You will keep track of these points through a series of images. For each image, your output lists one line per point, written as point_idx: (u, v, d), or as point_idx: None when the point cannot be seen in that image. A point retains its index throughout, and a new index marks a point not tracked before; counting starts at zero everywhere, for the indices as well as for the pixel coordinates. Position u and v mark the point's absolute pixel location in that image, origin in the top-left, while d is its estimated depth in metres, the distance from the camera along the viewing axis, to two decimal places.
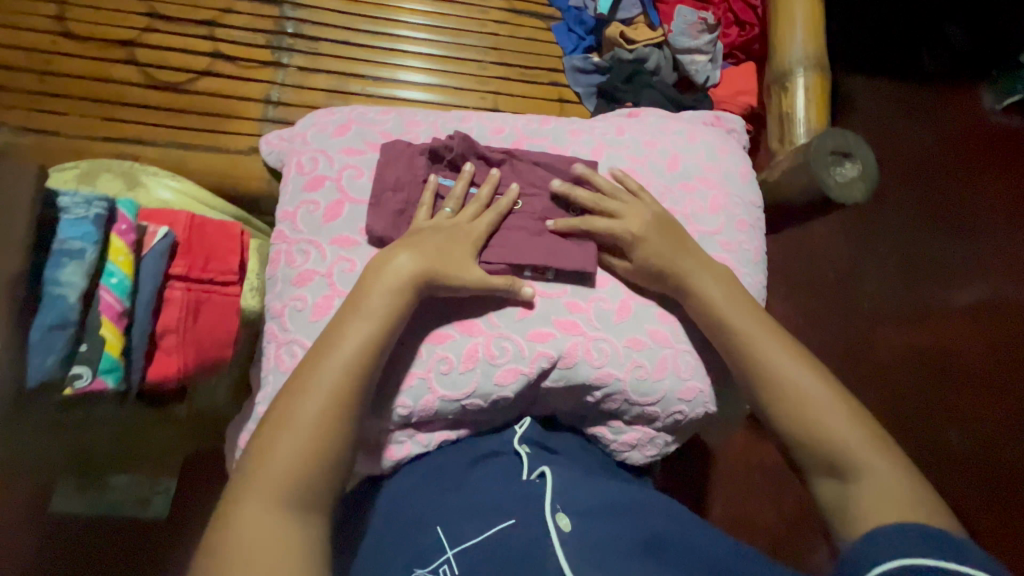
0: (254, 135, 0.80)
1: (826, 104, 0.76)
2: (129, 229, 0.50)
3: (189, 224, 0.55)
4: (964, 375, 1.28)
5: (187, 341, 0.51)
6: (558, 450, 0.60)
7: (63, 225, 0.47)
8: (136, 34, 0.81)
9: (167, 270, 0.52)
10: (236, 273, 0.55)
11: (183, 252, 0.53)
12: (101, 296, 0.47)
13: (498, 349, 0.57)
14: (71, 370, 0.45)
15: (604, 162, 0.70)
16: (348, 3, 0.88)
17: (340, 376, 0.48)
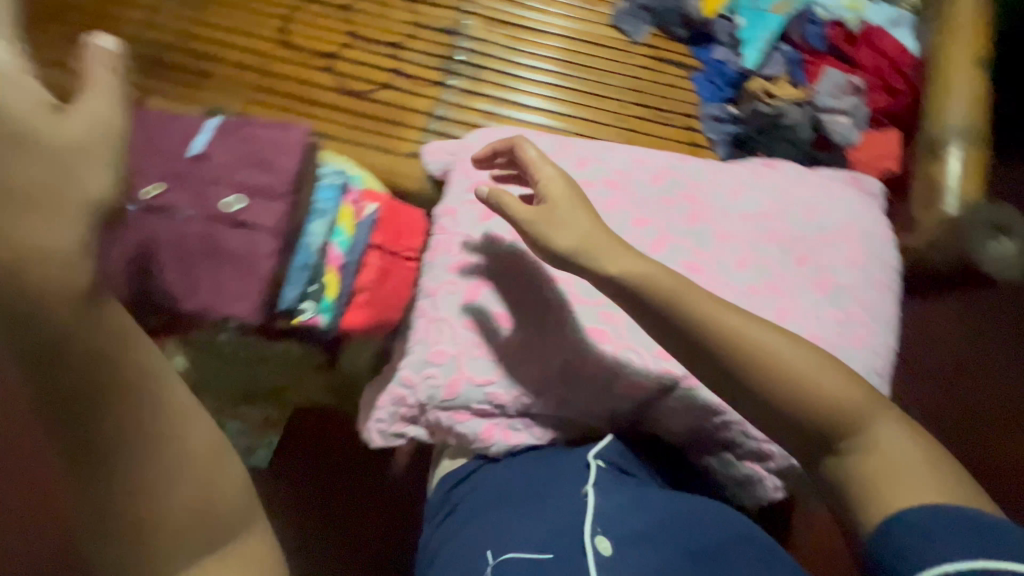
0: (417, 142, 0.92)
1: (984, 178, 0.73)
2: (356, 200, 0.67)
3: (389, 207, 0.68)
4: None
5: (374, 302, 0.66)
6: (635, 472, 0.60)
7: (319, 190, 0.65)
8: (338, 50, 0.96)
9: (368, 240, 0.66)
10: (415, 251, 0.68)
11: (382, 229, 0.67)
12: (330, 250, 0.64)
13: (623, 360, 0.60)
14: (301, 305, 0.62)
15: (742, 201, 0.73)
16: (512, 39, 0.99)
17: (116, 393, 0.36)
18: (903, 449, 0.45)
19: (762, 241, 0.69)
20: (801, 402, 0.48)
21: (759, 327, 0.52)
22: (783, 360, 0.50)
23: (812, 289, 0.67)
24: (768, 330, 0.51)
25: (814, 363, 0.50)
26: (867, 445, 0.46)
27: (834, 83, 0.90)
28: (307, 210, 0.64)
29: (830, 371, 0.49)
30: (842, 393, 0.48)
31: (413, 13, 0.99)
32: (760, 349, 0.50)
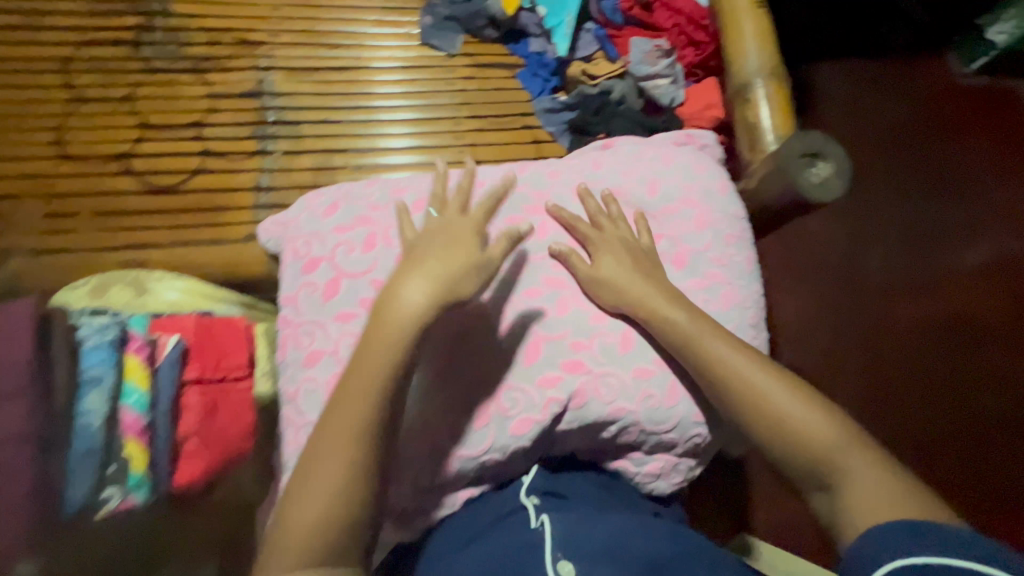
0: (251, 222, 0.84)
1: (790, 109, 0.77)
2: (142, 346, 0.58)
3: (197, 328, 0.62)
4: (970, 344, 1.31)
5: (211, 442, 0.59)
6: (566, 493, 0.62)
7: (85, 353, 0.55)
8: (131, 146, 0.85)
9: (179, 377, 0.59)
10: (244, 368, 0.62)
11: (193, 358, 0.60)
12: (122, 415, 0.55)
13: (509, 400, 0.61)
14: (103, 491, 0.54)
15: (584, 197, 0.74)
16: (323, 84, 0.93)
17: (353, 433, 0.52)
18: (852, 448, 0.54)
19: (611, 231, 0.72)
20: (795, 443, 0.56)
21: (765, 379, 0.58)
22: (782, 410, 0.57)
23: (669, 265, 0.71)
24: (765, 372, 0.59)
25: (807, 405, 0.57)
26: (826, 442, 0.55)
27: (643, 51, 0.92)
28: (71, 383, 0.54)
29: (784, 383, 0.58)
30: (837, 441, 0.54)
31: (205, 85, 0.90)
32: (760, 393, 0.58)
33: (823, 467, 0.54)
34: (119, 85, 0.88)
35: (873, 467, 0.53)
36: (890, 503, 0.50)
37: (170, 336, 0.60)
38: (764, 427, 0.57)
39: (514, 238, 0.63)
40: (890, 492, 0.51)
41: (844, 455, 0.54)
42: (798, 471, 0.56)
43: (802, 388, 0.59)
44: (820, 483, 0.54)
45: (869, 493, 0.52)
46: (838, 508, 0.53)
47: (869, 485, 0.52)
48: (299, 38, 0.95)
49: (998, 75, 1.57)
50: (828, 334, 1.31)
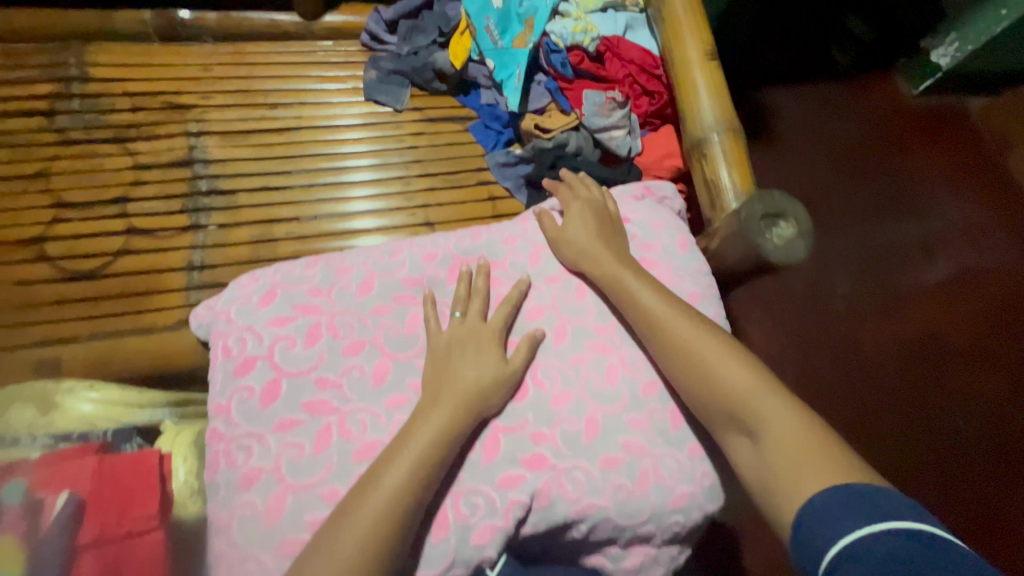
0: (183, 306, 0.77)
1: (749, 163, 0.75)
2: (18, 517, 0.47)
3: (97, 474, 0.53)
4: (941, 362, 1.31)
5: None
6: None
7: None
8: (45, 229, 0.78)
9: (72, 542, 0.49)
10: (156, 512, 0.53)
11: (92, 511, 0.51)
12: None
13: (469, 506, 0.54)
14: None
15: (543, 264, 0.70)
16: (260, 148, 0.87)
17: (386, 504, 0.50)
18: (750, 386, 0.56)
19: (574, 300, 0.67)
20: (716, 392, 0.57)
21: (686, 332, 0.60)
22: (699, 359, 0.58)
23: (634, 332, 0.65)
24: (681, 319, 0.61)
25: (724, 357, 0.58)
26: (727, 376, 0.57)
27: (596, 105, 0.88)
28: None
29: (688, 324, 0.61)
30: (752, 390, 0.55)
31: (130, 155, 0.83)
32: (678, 340, 0.60)
33: (740, 412, 0.55)
34: (31, 160, 0.81)
35: (788, 415, 0.53)
36: (805, 467, 0.49)
37: (61, 492, 0.51)
38: (685, 379, 0.59)
39: (535, 342, 0.62)
40: (807, 445, 0.51)
41: (759, 401, 0.55)
42: (718, 419, 0.57)
43: (718, 336, 0.60)
44: (741, 433, 0.55)
45: (782, 441, 0.52)
46: (756, 464, 0.53)
47: (781, 433, 0.52)
48: (234, 99, 0.89)
49: (944, 96, 1.62)
50: (803, 365, 1.28)
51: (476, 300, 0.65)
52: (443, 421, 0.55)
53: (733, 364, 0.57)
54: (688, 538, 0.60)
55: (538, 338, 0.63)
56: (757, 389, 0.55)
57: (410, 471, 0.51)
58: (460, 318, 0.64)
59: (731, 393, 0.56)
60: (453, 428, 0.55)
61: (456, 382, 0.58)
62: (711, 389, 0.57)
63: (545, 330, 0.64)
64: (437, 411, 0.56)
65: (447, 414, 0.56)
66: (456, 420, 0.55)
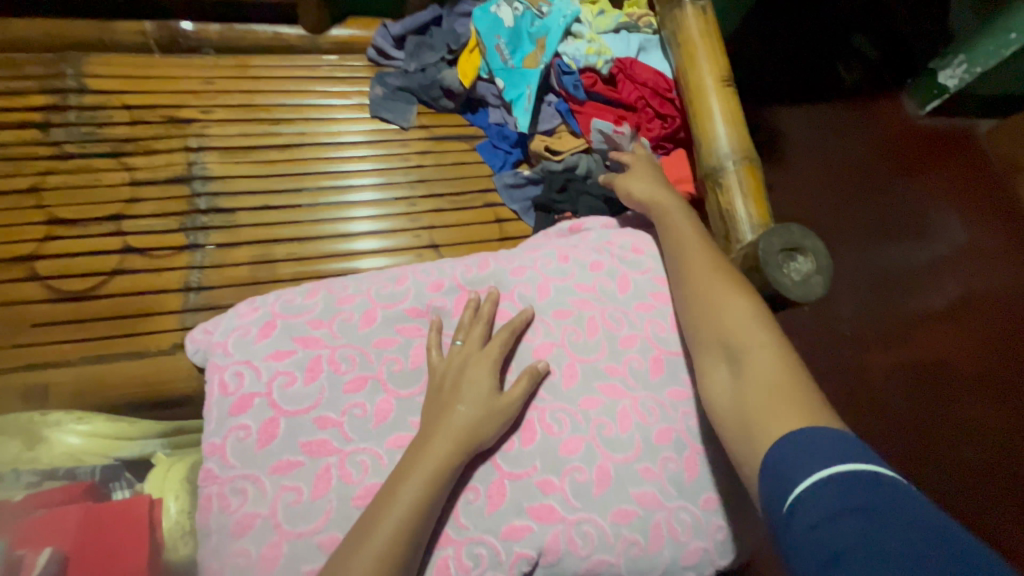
0: (178, 330, 0.74)
1: (764, 194, 0.73)
2: None
3: (82, 526, 0.50)
4: (949, 387, 1.29)
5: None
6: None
7: None
8: (36, 247, 0.75)
9: None
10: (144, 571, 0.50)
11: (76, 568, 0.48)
12: None
13: (472, 558, 0.52)
14: None
15: (553, 298, 0.67)
16: (261, 164, 0.85)
17: (389, 543, 0.47)
18: (748, 315, 0.56)
19: (585, 337, 0.64)
20: (712, 321, 0.58)
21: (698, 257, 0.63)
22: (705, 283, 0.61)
23: (646, 371, 0.63)
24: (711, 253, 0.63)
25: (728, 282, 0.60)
26: (731, 303, 0.58)
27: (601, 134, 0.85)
28: None
29: (707, 264, 0.62)
30: (750, 321, 0.55)
31: (127, 171, 0.81)
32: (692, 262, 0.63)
33: (732, 344, 0.55)
34: (24, 174, 0.78)
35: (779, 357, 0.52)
36: (779, 405, 0.48)
37: (44, 548, 0.47)
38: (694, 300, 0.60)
39: (536, 376, 0.60)
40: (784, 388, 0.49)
41: (752, 337, 0.54)
42: (708, 346, 0.58)
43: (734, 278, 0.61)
44: (727, 363, 0.55)
45: (766, 376, 0.51)
46: (731, 392, 0.53)
47: (767, 366, 0.51)
48: (236, 113, 0.87)
49: (951, 117, 1.61)
50: None
51: (478, 326, 0.63)
52: (438, 450, 0.53)
53: (732, 295, 0.58)
54: None
55: (539, 373, 0.60)
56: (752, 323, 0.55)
57: (410, 510, 0.49)
58: (460, 345, 0.61)
59: (723, 322, 0.57)
60: (452, 464, 0.53)
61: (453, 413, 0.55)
62: (707, 314, 0.59)
63: (555, 371, 0.62)
64: (431, 443, 0.53)
65: (447, 444, 0.53)
66: (455, 454, 0.53)
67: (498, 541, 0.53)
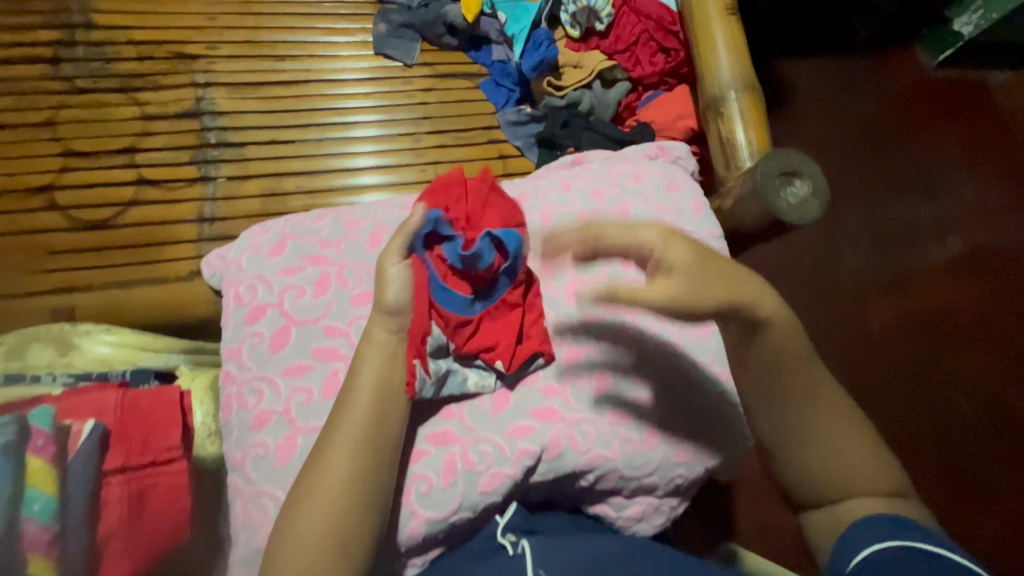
0: (194, 258, 0.77)
1: (765, 122, 0.74)
2: (46, 442, 0.46)
3: (120, 405, 0.53)
4: (943, 339, 1.31)
5: (134, 544, 0.50)
6: (541, 530, 0.55)
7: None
8: (55, 178, 0.77)
9: (100, 469, 0.49)
10: (180, 447, 0.54)
11: (118, 440, 0.51)
12: (23, 530, 0.42)
13: (477, 453, 0.54)
14: None
15: (554, 223, 0.69)
16: (269, 100, 0.86)
17: (352, 458, 0.47)
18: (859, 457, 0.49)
19: None
20: (828, 463, 0.49)
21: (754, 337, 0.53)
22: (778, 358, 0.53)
23: None
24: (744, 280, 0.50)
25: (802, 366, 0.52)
26: (840, 443, 0.49)
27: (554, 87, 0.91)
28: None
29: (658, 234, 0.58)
30: (837, 418, 0.50)
31: (137, 105, 0.82)
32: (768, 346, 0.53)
33: (844, 479, 0.48)
34: (39, 108, 0.80)
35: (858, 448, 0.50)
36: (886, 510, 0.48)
37: (86, 420, 0.50)
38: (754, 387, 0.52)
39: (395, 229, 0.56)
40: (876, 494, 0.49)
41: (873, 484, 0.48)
42: (817, 485, 0.49)
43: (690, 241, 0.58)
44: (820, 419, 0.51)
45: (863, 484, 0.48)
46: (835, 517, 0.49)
47: (867, 480, 0.48)
48: (241, 50, 0.88)
49: (965, 68, 1.58)
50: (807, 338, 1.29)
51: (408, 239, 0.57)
52: (371, 367, 0.51)
53: (841, 425, 0.50)
54: (691, 494, 0.61)
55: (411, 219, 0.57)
56: (860, 445, 0.49)
57: (353, 445, 0.47)
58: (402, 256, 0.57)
59: (836, 458, 0.49)
60: (395, 376, 0.51)
61: (377, 336, 0.54)
62: (818, 449, 0.49)
63: (556, 290, 0.63)
64: (364, 358, 0.52)
65: (385, 361, 0.52)
66: (387, 370, 0.52)
67: (501, 439, 0.55)
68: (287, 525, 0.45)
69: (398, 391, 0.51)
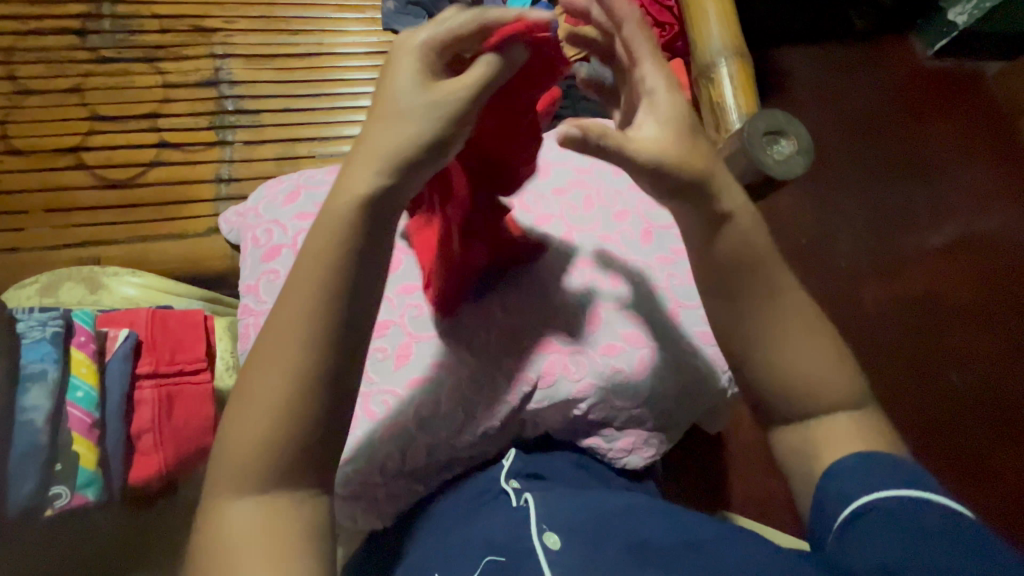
0: (211, 216, 0.81)
1: (753, 89, 0.78)
2: (88, 339, 0.59)
3: (150, 321, 0.64)
4: (937, 320, 1.34)
5: (165, 438, 0.61)
6: (547, 474, 0.60)
7: (25, 351, 0.56)
8: (81, 140, 0.82)
9: (133, 371, 0.61)
10: (202, 359, 0.64)
11: (148, 350, 0.62)
12: (70, 411, 0.56)
13: (477, 380, 0.58)
14: (51, 491, 0.54)
15: (552, 177, 0.73)
16: (284, 71, 0.91)
17: (286, 362, 0.39)
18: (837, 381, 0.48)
19: (581, 210, 0.69)
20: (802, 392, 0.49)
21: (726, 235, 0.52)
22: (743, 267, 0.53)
23: (637, 241, 0.68)
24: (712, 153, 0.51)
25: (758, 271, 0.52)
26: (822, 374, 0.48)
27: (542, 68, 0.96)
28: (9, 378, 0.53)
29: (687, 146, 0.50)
30: (808, 331, 0.49)
31: (159, 74, 0.87)
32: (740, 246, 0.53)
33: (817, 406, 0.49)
34: (67, 75, 0.85)
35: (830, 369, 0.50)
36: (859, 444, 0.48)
37: (121, 330, 0.62)
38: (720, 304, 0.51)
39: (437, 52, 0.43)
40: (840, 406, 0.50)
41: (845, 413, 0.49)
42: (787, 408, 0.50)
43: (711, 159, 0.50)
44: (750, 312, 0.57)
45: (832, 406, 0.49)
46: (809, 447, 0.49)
47: (837, 396, 0.49)
48: (257, 25, 0.92)
49: (960, 59, 1.61)
50: None
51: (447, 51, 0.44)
52: (308, 262, 0.40)
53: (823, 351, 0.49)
54: (675, 430, 0.65)
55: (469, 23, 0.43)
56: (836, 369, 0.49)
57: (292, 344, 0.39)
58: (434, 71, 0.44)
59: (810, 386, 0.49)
60: (347, 276, 0.40)
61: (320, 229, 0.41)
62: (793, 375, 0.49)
63: (554, 236, 0.67)
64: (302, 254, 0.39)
65: (338, 255, 0.40)
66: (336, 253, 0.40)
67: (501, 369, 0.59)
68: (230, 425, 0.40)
69: (353, 296, 0.40)
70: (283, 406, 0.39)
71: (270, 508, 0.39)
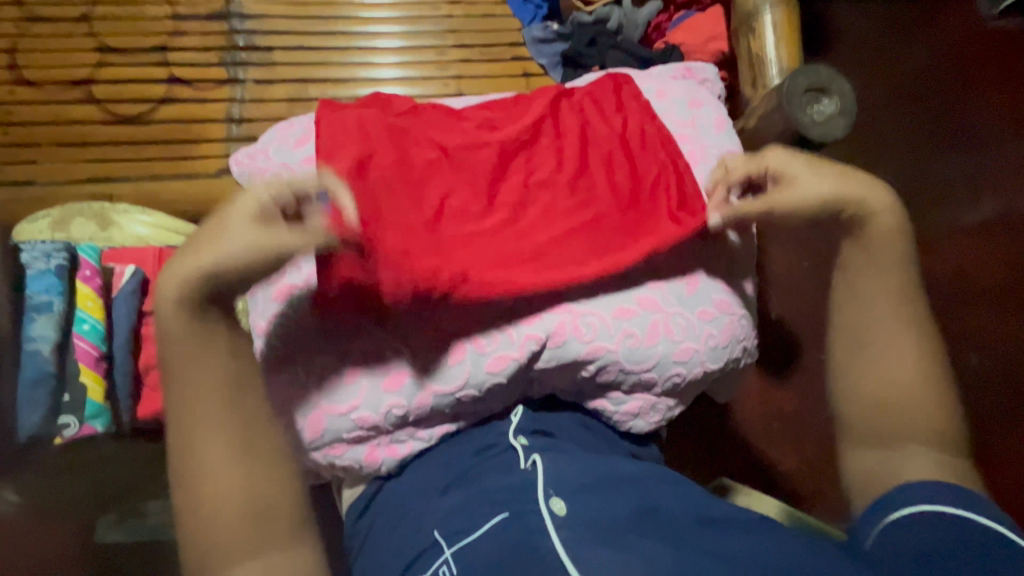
0: (221, 157, 0.79)
1: (798, 41, 0.73)
2: (92, 275, 0.69)
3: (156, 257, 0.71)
4: (972, 306, 1.10)
5: None
6: (554, 431, 0.60)
7: (32, 280, 0.67)
8: (90, 71, 0.80)
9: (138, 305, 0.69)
10: None
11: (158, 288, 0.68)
12: (76, 341, 0.66)
13: (486, 337, 0.57)
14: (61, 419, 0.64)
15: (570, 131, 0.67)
16: (296, 7, 0.86)
17: (233, 450, 0.49)
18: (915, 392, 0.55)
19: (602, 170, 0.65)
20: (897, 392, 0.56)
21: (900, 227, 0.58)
22: (855, 290, 0.59)
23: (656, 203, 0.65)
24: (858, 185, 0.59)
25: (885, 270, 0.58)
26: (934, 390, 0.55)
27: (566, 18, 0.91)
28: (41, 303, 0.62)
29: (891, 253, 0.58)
30: (901, 365, 0.56)
31: (169, 5, 0.83)
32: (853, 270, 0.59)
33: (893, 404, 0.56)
34: (74, 2, 0.81)
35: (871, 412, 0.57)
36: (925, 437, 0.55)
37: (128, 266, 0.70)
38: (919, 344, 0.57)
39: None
40: (891, 414, 0.56)
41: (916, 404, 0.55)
42: (866, 406, 0.57)
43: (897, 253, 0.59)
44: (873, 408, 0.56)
45: (918, 411, 0.55)
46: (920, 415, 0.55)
47: (921, 399, 0.55)
48: None
49: None
50: None
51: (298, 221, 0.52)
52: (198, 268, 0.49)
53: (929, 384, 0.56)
54: (681, 403, 0.64)
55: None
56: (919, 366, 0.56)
57: (228, 440, 0.49)
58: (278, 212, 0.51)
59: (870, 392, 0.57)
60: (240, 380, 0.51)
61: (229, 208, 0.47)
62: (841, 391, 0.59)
63: None
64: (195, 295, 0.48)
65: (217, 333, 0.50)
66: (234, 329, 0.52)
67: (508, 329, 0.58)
68: (185, 507, 0.49)
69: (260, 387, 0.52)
70: (251, 478, 0.50)
71: (255, 549, 0.49)
